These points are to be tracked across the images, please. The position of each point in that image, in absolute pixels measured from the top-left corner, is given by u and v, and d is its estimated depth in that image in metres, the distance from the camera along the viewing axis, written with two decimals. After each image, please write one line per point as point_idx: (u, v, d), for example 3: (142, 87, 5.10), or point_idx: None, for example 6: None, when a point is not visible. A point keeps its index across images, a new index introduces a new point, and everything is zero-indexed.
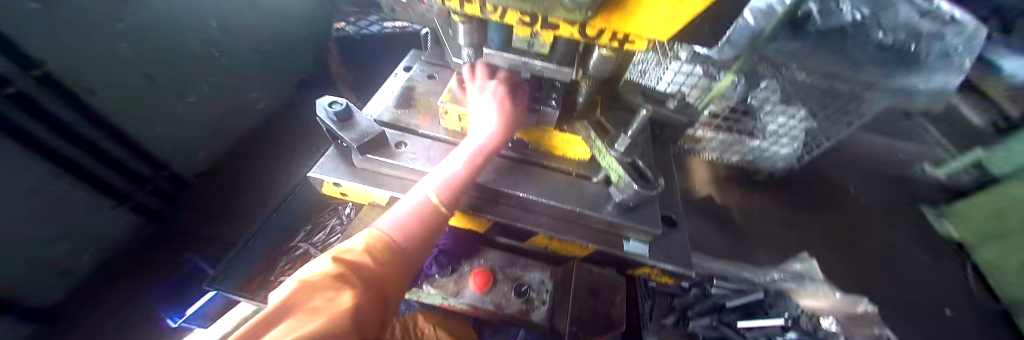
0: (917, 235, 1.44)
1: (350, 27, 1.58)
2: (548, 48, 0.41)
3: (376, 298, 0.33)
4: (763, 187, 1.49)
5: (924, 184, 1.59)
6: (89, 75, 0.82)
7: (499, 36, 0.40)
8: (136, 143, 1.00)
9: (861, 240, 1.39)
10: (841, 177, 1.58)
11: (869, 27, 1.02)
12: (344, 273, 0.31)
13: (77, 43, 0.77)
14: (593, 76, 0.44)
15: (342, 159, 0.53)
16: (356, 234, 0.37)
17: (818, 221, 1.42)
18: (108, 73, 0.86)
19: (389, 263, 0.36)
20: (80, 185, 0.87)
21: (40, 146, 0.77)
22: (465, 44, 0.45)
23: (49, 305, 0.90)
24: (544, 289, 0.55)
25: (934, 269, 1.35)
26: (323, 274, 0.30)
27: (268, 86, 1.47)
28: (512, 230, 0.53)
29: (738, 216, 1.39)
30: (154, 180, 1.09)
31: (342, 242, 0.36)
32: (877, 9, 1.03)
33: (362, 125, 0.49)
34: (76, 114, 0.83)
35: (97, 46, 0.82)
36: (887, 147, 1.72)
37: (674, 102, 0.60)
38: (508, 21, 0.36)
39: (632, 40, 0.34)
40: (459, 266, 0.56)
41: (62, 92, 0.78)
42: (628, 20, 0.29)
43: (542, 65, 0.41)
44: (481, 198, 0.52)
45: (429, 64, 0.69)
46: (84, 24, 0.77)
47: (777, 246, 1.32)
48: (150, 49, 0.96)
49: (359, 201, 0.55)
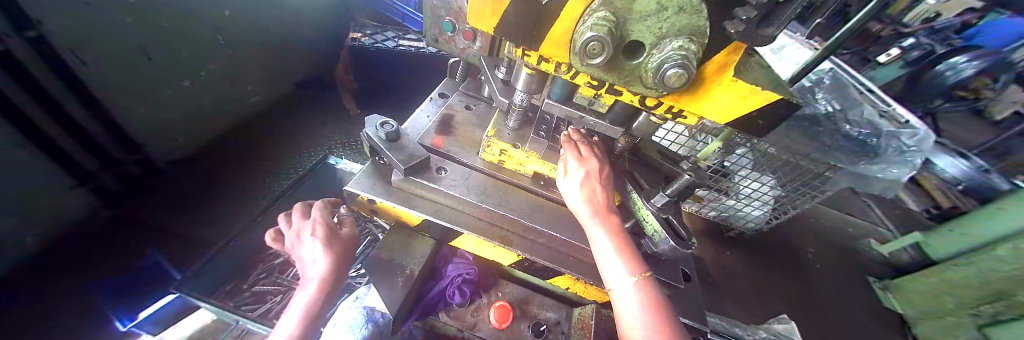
0: (866, 305, 1.58)
1: (366, 40, 1.59)
2: (605, 108, 0.46)
3: None
4: (736, 245, 1.60)
5: (871, 257, 1.77)
6: (83, 44, 0.76)
7: (561, 90, 0.45)
8: (116, 121, 0.92)
9: (820, 305, 1.50)
10: (803, 242, 1.73)
11: (837, 119, 1.15)
12: None
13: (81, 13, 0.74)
14: (633, 136, 0.49)
15: (378, 177, 0.53)
16: None
17: (782, 282, 1.54)
18: (104, 44, 0.81)
19: None
20: (39, 160, 0.78)
21: (11, 110, 0.69)
22: (523, 90, 0.48)
23: None
24: (561, 330, 0.56)
25: (881, 338, 1.47)
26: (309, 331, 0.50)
27: (268, 80, 1.43)
28: (536, 267, 0.55)
29: (714, 270, 1.47)
30: (123, 163, 0.99)
31: None
32: (845, 105, 1.18)
33: (410, 148, 0.51)
34: (60, 84, 0.76)
35: (102, 18, 0.78)
36: (841, 220, 1.91)
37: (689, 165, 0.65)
38: (578, 82, 0.41)
39: (686, 115, 0.39)
40: (477, 297, 0.56)
41: (49, 61, 0.72)
42: (697, 101, 0.34)
43: (596, 121, 0.46)
44: (513, 233, 0.53)
45: (466, 95, 0.72)
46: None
47: (748, 303, 1.40)
48: (153, 27, 0.91)
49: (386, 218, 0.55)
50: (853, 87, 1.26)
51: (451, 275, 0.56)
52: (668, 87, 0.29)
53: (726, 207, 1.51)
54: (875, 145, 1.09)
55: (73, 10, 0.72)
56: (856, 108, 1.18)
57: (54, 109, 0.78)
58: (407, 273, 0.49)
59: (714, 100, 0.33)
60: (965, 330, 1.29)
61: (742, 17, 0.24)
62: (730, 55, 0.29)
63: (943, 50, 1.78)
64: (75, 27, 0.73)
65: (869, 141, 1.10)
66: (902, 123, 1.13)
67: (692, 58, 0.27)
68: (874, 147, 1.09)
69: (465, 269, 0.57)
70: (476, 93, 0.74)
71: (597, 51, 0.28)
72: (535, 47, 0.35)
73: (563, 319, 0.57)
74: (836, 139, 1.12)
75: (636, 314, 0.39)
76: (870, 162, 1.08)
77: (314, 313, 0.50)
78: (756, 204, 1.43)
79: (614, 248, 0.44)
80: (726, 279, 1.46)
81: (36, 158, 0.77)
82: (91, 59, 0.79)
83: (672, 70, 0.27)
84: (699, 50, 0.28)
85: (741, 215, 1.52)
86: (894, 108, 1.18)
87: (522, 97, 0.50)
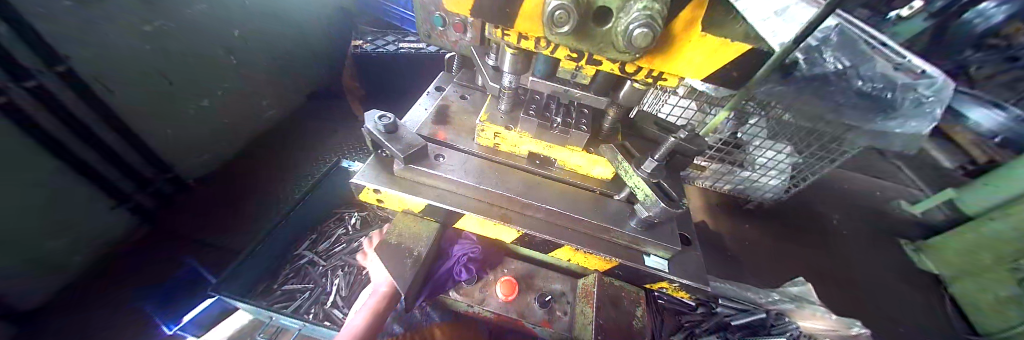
0: (899, 269, 1.52)
1: (368, 46, 1.62)
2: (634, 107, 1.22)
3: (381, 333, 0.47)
4: (754, 215, 1.59)
5: (903, 222, 1.70)
6: (87, 58, 0.79)
7: (544, 66, 0.47)
8: (140, 143, 1.00)
9: (843, 270, 1.47)
10: (826, 210, 1.69)
11: (849, 76, 1.12)
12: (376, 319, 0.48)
13: (82, 38, 0.77)
14: (620, 106, 0.51)
15: (379, 169, 0.56)
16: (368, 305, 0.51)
17: (803, 250, 1.50)
18: (111, 63, 0.85)
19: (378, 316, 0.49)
20: (78, 181, 0.87)
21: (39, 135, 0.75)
22: (506, 72, 0.51)
23: (31, 304, 0.86)
24: (566, 300, 0.58)
25: (915, 299, 1.43)
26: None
27: (279, 96, 1.50)
28: (537, 242, 0.57)
29: (732, 244, 1.45)
30: (154, 180, 1.09)
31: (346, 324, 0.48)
32: (856, 62, 1.15)
33: (406, 135, 0.54)
34: (86, 107, 0.83)
35: (108, 40, 0.82)
36: (872, 187, 1.85)
37: (686, 133, 0.66)
38: (558, 56, 0.42)
39: (665, 77, 0.40)
40: (483, 274, 0.58)
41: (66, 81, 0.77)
42: (670, 61, 0.35)
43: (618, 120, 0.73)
44: (510, 210, 0.55)
45: (462, 86, 0.75)
46: (96, 17, 0.77)
47: (770, 272, 1.39)
48: (163, 48, 0.96)
49: (392, 207, 0.57)
50: (863, 42, 1.21)
51: (457, 255, 0.59)
52: (637, 47, 0.30)
53: (740, 180, 1.48)
54: (891, 99, 1.06)
55: (81, 36, 0.76)
56: (866, 62, 1.14)
57: (62, 118, 0.79)
58: (413, 255, 0.52)
59: (686, 59, 0.34)
60: (1004, 288, 1.22)
61: None
62: (696, 10, 0.29)
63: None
64: (85, 47, 0.78)
65: (883, 95, 1.07)
66: (918, 74, 1.09)
67: (657, 16, 0.28)
68: (889, 101, 1.06)
69: (471, 249, 0.59)
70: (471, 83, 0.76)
71: (563, 20, 0.29)
72: (510, 25, 0.37)
73: (567, 290, 0.59)
74: (847, 96, 1.09)
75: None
76: (886, 117, 1.04)
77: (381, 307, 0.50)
78: (772, 174, 1.41)
79: None
80: (745, 252, 1.44)
81: (53, 169, 0.80)
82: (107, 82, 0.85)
83: (638, 30, 0.28)
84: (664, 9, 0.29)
85: (756, 187, 1.49)
86: (909, 60, 1.15)
87: (509, 78, 0.51)
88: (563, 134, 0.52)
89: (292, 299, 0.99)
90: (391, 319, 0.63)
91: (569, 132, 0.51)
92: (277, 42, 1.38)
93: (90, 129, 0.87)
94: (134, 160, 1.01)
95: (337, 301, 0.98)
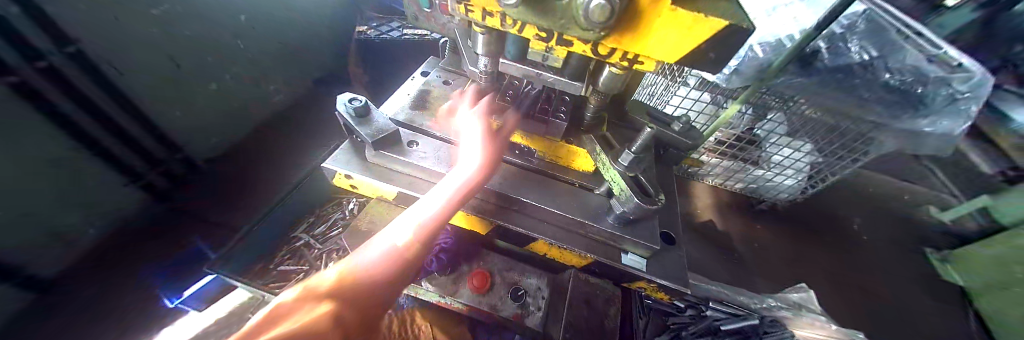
0: (921, 278, 1.43)
1: (372, 32, 1.71)
2: None
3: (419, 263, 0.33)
4: (767, 217, 1.50)
5: (930, 230, 1.59)
6: (100, 46, 0.83)
7: (516, 48, 0.43)
8: (151, 124, 1.03)
9: (857, 277, 1.38)
10: (845, 214, 1.59)
11: (875, 68, 1.03)
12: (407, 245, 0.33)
13: (87, 18, 0.78)
14: (602, 93, 0.47)
15: (355, 153, 0.55)
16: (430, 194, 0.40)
17: (817, 255, 1.42)
18: (118, 46, 0.87)
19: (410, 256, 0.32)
20: (94, 160, 0.91)
21: (51, 114, 0.78)
22: (480, 54, 0.48)
23: (50, 276, 0.89)
24: (540, 295, 0.56)
25: (936, 311, 1.34)
26: (339, 273, 0.26)
27: (287, 81, 1.52)
28: (513, 234, 0.54)
29: (740, 247, 1.38)
30: (166, 161, 1.11)
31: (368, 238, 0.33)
32: (885, 52, 1.05)
33: (377, 121, 0.52)
34: (99, 90, 0.87)
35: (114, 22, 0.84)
36: (898, 190, 1.73)
37: (678, 125, 0.62)
38: (526, 35, 0.39)
39: (641, 61, 0.36)
40: (457, 267, 0.57)
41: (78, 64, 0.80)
42: (640, 41, 0.31)
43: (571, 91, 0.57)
44: (484, 201, 0.53)
45: (447, 71, 0.72)
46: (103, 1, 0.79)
47: (781, 280, 1.31)
48: (170, 33, 0.98)
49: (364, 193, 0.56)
50: (896, 30, 1.09)
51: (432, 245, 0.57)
52: (595, 22, 0.27)
53: (753, 178, 1.41)
54: (920, 94, 0.97)
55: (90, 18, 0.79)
56: (898, 53, 1.04)
57: (82, 104, 0.84)
58: None
59: (656, 37, 0.30)
60: None
61: None
62: None
63: None
64: (93, 29, 0.80)
65: (914, 90, 0.97)
66: (954, 66, 0.98)
67: None
68: (918, 96, 0.97)
69: (445, 239, 0.58)
70: (456, 69, 0.74)
71: None
72: None
73: (544, 286, 0.57)
74: (875, 92, 1.01)
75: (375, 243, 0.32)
76: (916, 115, 0.97)
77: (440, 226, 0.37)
78: (787, 173, 1.33)
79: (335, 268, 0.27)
80: (755, 256, 1.36)
81: (70, 148, 0.84)
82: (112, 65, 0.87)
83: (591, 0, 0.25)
84: None
85: (770, 186, 1.42)
86: (945, 50, 1.02)
87: (485, 61, 0.48)
88: (542, 124, 0.52)
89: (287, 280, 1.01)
90: None
91: (549, 121, 0.51)
92: (281, 27, 1.38)
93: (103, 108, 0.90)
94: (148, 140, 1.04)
95: None
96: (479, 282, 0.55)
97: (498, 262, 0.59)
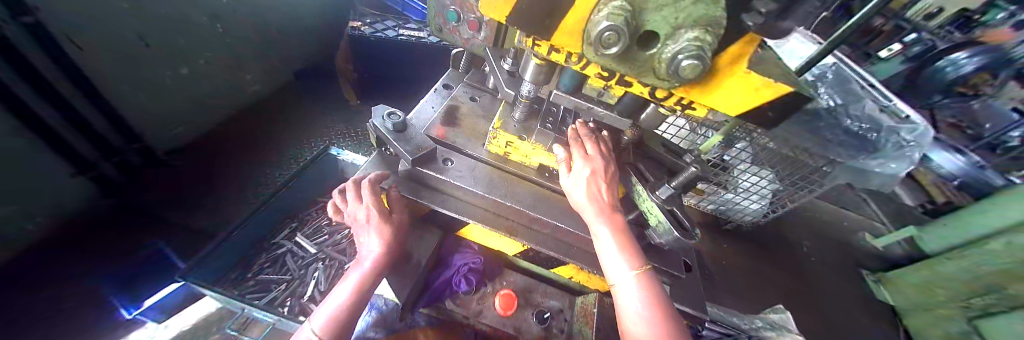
0: (860, 297, 1.62)
1: (366, 29, 1.56)
2: None
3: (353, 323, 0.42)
4: (736, 238, 1.64)
5: (867, 253, 1.81)
6: (64, 18, 0.73)
7: (571, 82, 0.45)
8: (111, 108, 0.91)
9: (810, 295, 1.54)
10: (799, 236, 1.77)
11: (839, 113, 1.16)
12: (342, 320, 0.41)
13: None
14: (640, 127, 0.50)
15: (383, 166, 0.53)
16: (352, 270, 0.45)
17: (778, 274, 1.56)
18: (86, 20, 0.77)
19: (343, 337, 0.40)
20: (39, 147, 0.78)
21: None
22: (526, 80, 0.49)
23: None
24: (564, 317, 0.56)
25: (874, 326, 1.52)
26: None
27: (267, 70, 1.41)
28: (542, 257, 0.55)
29: (713, 266, 1.49)
30: (123, 152, 0.99)
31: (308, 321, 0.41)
32: (847, 100, 1.19)
33: (414, 136, 0.51)
34: (54, 67, 0.76)
35: None
36: (841, 216, 1.96)
37: (692, 156, 0.66)
38: (588, 72, 0.40)
39: (695, 107, 0.39)
40: (481, 287, 0.56)
41: (35, 36, 0.69)
42: (707, 94, 0.34)
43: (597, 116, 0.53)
44: (516, 222, 0.53)
45: (471, 86, 0.72)
46: None
47: (750, 298, 1.43)
48: (146, 10, 0.88)
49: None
50: (856, 82, 1.26)
51: (457, 263, 0.56)
52: (682, 78, 0.29)
53: (723, 201, 1.56)
54: (874, 140, 1.10)
55: None
56: (857, 102, 1.18)
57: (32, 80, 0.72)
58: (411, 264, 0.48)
59: (723, 92, 0.33)
60: (953, 324, 1.33)
61: (760, 12, 0.23)
62: (745, 47, 0.28)
63: (944, 46, 1.79)
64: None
65: (869, 136, 1.11)
66: (902, 118, 1.14)
67: (707, 49, 0.27)
68: (870, 140, 1.10)
69: (470, 258, 0.57)
70: (479, 84, 0.74)
71: (613, 41, 0.28)
72: (548, 38, 0.35)
73: (566, 307, 0.58)
74: (835, 133, 1.13)
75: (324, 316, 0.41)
76: (869, 157, 1.09)
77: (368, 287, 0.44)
78: (753, 198, 1.47)
79: None
80: (725, 274, 1.48)
81: (14, 132, 0.72)
82: (76, 41, 0.76)
83: (687, 61, 0.27)
84: (714, 42, 0.28)
85: (738, 208, 1.56)
86: (895, 104, 1.19)
87: (529, 87, 0.49)
88: None
89: (268, 290, 0.93)
90: (375, 325, 0.60)
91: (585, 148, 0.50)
92: (267, 14, 1.29)
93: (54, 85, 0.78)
94: (97, 123, 0.90)
95: (315, 296, 0.92)
96: (504, 304, 0.54)
97: (521, 282, 0.59)
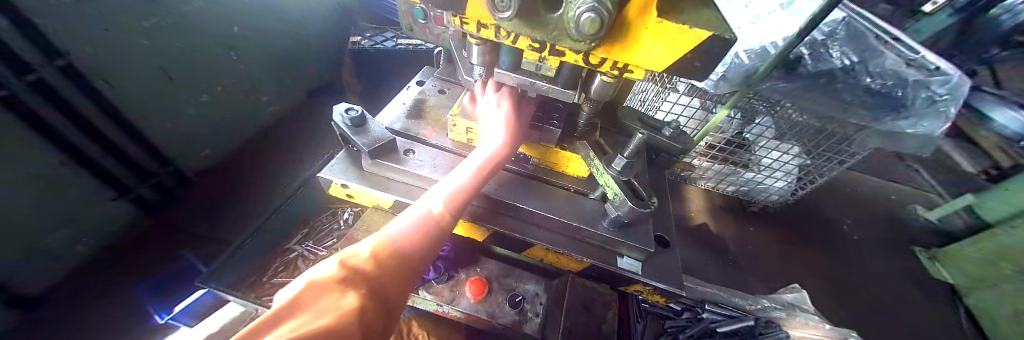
0: (909, 274, 1.46)
1: (366, 42, 1.69)
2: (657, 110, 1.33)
3: (402, 271, 0.37)
4: (760, 219, 1.50)
5: (918, 228, 1.62)
6: (92, 59, 0.82)
7: (511, 58, 0.45)
8: (141, 137, 1.00)
9: (849, 276, 1.40)
10: (838, 213, 1.61)
11: (857, 72, 1.08)
12: (401, 250, 0.38)
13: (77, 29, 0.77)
14: (594, 101, 0.48)
15: (351, 163, 0.56)
16: (409, 209, 0.44)
17: (814, 258, 1.42)
18: (112, 57, 0.86)
19: (391, 269, 0.36)
20: (82, 173, 0.88)
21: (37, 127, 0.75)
22: (477, 64, 0.49)
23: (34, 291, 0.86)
24: (538, 301, 0.58)
25: (927, 308, 1.36)
26: (330, 276, 0.31)
27: (282, 92, 1.49)
28: (509, 241, 0.56)
29: (734, 248, 1.37)
30: (158, 174, 1.09)
31: (349, 246, 0.37)
32: (864, 57, 1.10)
33: (374, 129, 0.54)
34: (88, 102, 0.85)
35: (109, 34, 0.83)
36: (884, 188, 1.78)
37: (669, 130, 0.63)
38: (520, 46, 0.40)
39: (631, 69, 0.38)
40: (455, 274, 0.60)
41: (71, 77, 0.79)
42: (627, 51, 0.33)
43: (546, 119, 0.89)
44: (482, 208, 0.54)
45: (441, 80, 0.74)
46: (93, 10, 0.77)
47: (773, 278, 1.32)
48: (165, 43, 0.97)
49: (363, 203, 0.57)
50: (873, 35, 1.16)
51: None
52: (586, 35, 0.28)
53: (744, 181, 1.41)
54: (902, 97, 1.02)
55: (67, 27, 0.75)
56: (876, 58, 1.10)
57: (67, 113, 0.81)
58: None
59: (645, 47, 0.31)
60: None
61: None
62: None
63: None
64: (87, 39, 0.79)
65: (894, 93, 1.03)
66: (931, 71, 1.05)
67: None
68: (899, 99, 1.03)
69: (441, 246, 0.61)
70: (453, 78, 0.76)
71: (505, 4, 0.28)
72: (464, 12, 0.35)
73: (542, 292, 0.59)
74: (856, 94, 1.05)
75: (402, 226, 0.40)
76: (897, 117, 1.01)
77: (435, 234, 0.43)
78: (778, 176, 1.32)
79: (412, 218, 0.42)
80: (747, 256, 1.37)
81: (54, 162, 0.80)
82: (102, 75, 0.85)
83: (584, 14, 0.26)
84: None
85: (762, 188, 1.43)
86: (923, 55, 1.10)
87: (479, 71, 0.50)
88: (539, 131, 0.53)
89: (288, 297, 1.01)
90: None
91: None
92: (277, 38, 1.37)
93: (78, 109, 0.84)
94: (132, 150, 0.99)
95: None
96: (474, 290, 0.56)
97: (491, 267, 0.61)
